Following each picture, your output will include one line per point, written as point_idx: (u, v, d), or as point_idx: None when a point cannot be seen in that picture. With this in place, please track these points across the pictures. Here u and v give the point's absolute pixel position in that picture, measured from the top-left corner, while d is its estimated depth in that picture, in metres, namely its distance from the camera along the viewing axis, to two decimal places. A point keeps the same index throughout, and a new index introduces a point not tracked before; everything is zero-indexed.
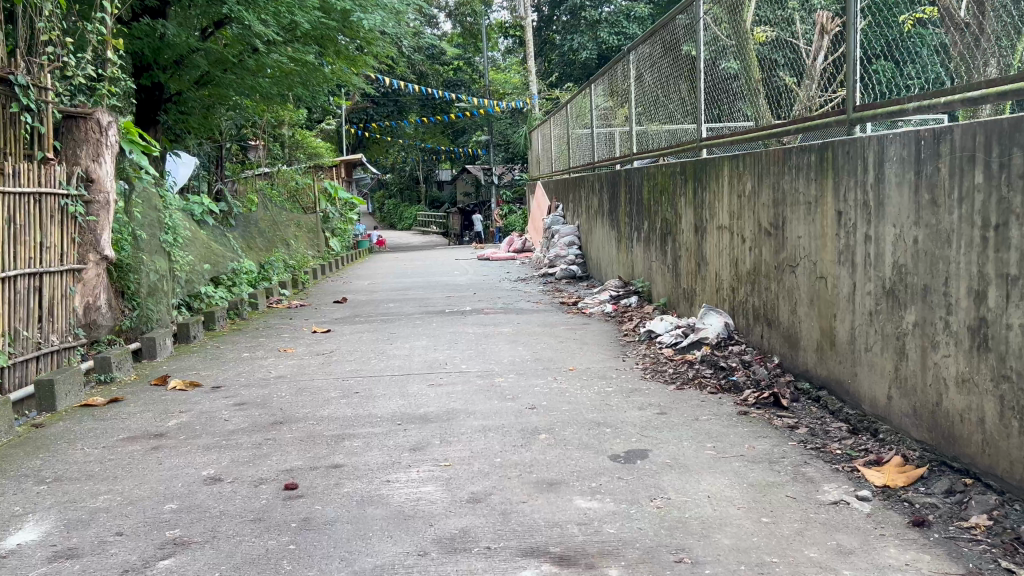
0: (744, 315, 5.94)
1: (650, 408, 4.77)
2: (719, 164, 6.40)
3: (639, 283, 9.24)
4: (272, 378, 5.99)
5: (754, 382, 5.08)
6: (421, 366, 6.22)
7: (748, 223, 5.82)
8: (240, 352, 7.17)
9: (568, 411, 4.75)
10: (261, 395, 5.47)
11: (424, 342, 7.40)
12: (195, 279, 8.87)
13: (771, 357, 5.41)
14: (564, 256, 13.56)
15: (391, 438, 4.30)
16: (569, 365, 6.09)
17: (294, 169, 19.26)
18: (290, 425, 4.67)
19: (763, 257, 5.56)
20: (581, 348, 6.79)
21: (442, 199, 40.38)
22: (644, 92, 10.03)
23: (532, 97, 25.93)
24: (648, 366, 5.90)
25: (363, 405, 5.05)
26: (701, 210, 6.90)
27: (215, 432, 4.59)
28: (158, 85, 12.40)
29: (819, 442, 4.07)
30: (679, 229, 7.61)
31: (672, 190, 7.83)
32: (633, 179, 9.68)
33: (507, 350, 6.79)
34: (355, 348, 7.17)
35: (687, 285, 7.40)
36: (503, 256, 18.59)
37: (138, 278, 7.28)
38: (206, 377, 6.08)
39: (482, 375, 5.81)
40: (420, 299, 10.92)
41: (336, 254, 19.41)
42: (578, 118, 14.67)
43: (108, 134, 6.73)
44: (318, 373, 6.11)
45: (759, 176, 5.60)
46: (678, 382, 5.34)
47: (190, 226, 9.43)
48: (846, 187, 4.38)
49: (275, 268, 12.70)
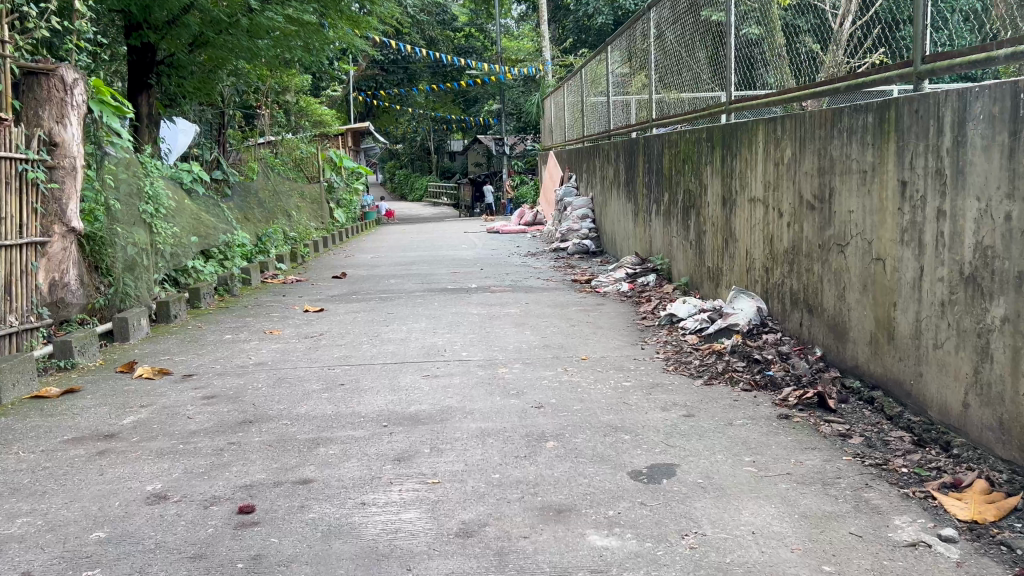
0: (779, 299, 5.28)
1: (675, 409, 4.13)
2: (752, 128, 5.70)
3: (657, 259, 8.57)
4: (250, 366, 5.38)
5: (794, 380, 4.43)
6: (417, 354, 5.60)
7: (787, 195, 5.13)
8: (221, 334, 6.56)
9: (580, 411, 4.12)
10: (235, 386, 4.86)
11: (424, 323, 6.77)
12: (182, 252, 8.25)
13: (812, 349, 4.77)
14: (576, 230, 12.88)
15: (373, 445, 3.69)
16: (581, 353, 5.45)
17: (300, 137, 18.60)
18: (260, 425, 4.06)
19: (804, 234, 4.89)
20: (595, 333, 6.15)
21: (454, 170, 39.65)
22: (663, 54, 9.28)
23: (546, 63, 24.98)
24: (670, 356, 5.25)
25: (347, 400, 4.43)
26: (730, 180, 6.21)
27: (173, 433, 3.98)
28: (150, 47, 11.83)
29: (879, 455, 3.43)
30: (704, 201, 6.93)
31: (696, 159, 7.15)
32: (652, 148, 8.96)
33: (513, 336, 6.15)
34: (348, 330, 6.55)
35: (712, 264, 6.73)
36: (514, 229, 17.90)
37: (114, 254, 6.69)
38: (178, 364, 5.46)
39: (484, 365, 5.18)
40: (424, 275, 10.29)
41: (341, 226, 18.79)
42: (593, 85, 13.88)
43: (74, 93, 6.05)
44: (302, 360, 5.49)
45: (800, 140, 4.92)
46: (705, 376, 4.70)
47: (176, 196, 8.82)
48: (913, 153, 3.69)
49: (274, 241, 12.07)
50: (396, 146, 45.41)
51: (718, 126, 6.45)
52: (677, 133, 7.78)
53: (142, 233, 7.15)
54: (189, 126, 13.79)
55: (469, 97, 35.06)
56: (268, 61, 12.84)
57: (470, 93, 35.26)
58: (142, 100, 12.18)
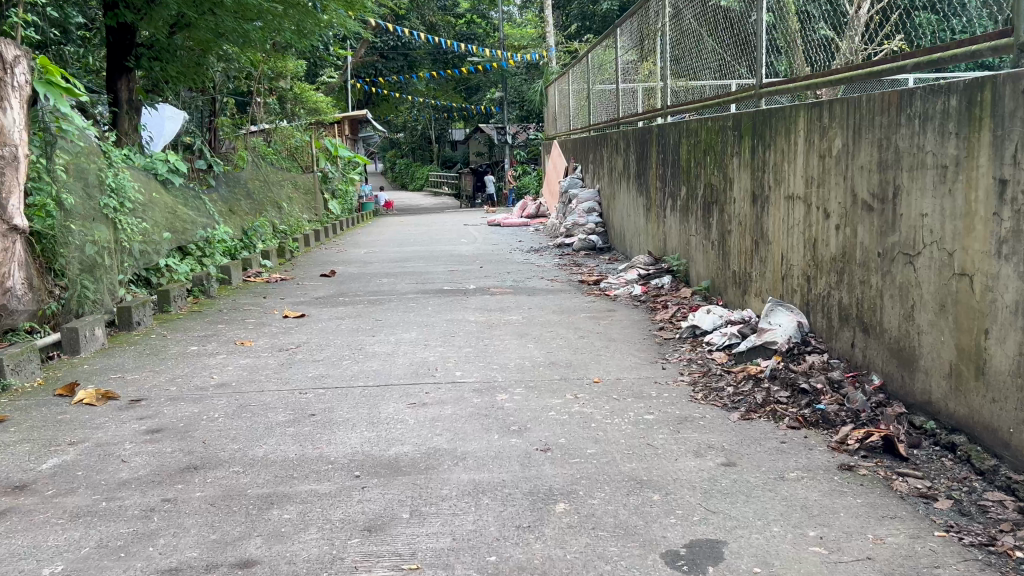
0: (824, 314, 4.54)
1: (711, 455, 3.41)
2: (792, 114, 4.95)
3: (672, 259, 7.83)
4: (210, 388, 4.64)
5: (852, 416, 3.70)
6: (404, 373, 4.86)
7: (836, 192, 4.39)
8: (186, 345, 5.83)
9: (596, 457, 3.39)
10: (187, 416, 4.13)
11: (415, 333, 6.03)
12: (151, 249, 7.52)
13: (868, 377, 4.04)
14: (582, 225, 12.13)
15: (339, 506, 2.96)
16: (593, 375, 4.71)
17: (294, 125, 17.83)
18: (205, 473, 3.33)
19: (858, 240, 4.16)
20: (607, 348, 5.41)
21: (456, 160, 38.86)
22: (676, 37, 8.50)
23: (550, 50, 24.22)
24: (697, 380, 4.52)
25: (314, 438, 3.71)
26: (762, 174, 5.46)
27: (100, 484, 3.25)
28: (128, 28, 11.14)
29: (980, 528, 2.69)
30: (729, 197, 6.19)
31: (719, 151, 6.40)
32: (666, 138, 8.19)
33: (515, 350, 5.41)
34: (329, 341, 5.82)
35: (738, 268, 5.99)
36: (516, 222, 17.15)
37: (68, 253, 5.99)
38: (129, 386, 4.71)
39: (480, 389, 4.44)
40: (419, 274, 9.55)
41: (336, 218, 18.05)
42: (600, 71, 13.06)
43: (15, 72, 5.33)
44: (271, 381, 4.75)
45: (854, 128, 4.19)
46: (742, 409, 3.96)
47: (147, 188, 8.11)
48: (1016, 143, 2.94)
49: (261, 235, 11.33)
50: (397, 134, 44.56)
51: (748, 113, 5.69)
52: (696, 121, 7.01)
53: (103, 230, 6.46)
54: (176, 113, 13.29)
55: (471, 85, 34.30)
56: (257, 45, 12.02)
57: (472, 80, 34.41)
58: (120, 84, 11.46)
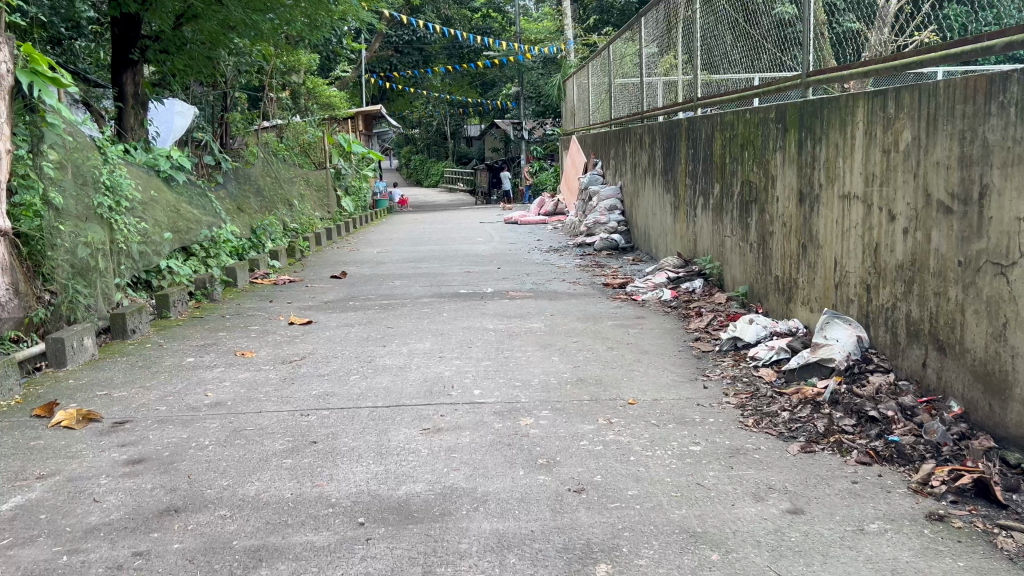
0: (889, 329, 4.05)
1: (775, 501, 2.93)
2: (849, 104, 4.45)
3: (704, 261, 7.34)
4: (203, 408, 4.20)
5: (932, 451, 3.21)
6: (417, 391, 4.39)
7: (904, 190, 3.89)
8: (182, 356, 5.39)
9: (639, 502, 2.92)
10: (174, 444, 3.68)
11: (430, 343, 5.57)
12: (149, 250, 7.09)
13: (945, 402, 3.55)
14: (604, 224, 11.66)
15: (339, 566, 2.51)
16: (626, 395, 4.24)
17: (307, 120, 17.39)
18: (187, 518, 2.88)
19: (932, 246, 3.65)
20: (640, 362, 4.93)
21: (472, 155, 38.38)
22: (709, 26, 7.99)
23: (568, 42, 23.69)
24: (745, 402, 4.03)
25: (315, 473, 3.26)
26: (811, 171, 4.96)
27: (65, 531, 2.81)
28: (133, 19, 10.71)
29: None
30: (771, 195, 5.69)
31: (759, 146, 5.90)
32: (696, 132, 7.69)
33: (539, 364, 4.94)
34: (337, 352, 5.37)
35: (782, 274, 5.49)
36: (534, 219, 16.67)
37: (57, 257, 5.55)
38: (115, 405, 4.27)
39: (501, 412, 3.97)
40: (434, 275, 9.09)
41: (350, 216, 17.62)
42: (622, 63, 12.55)
43: None
44: (271, 400, 4.30)
45: (928, 119, 3.68)
46: (802, 441, 3.47)
47: (147, 186, 7.66)
48: None
49: (270, 234, 10.92)
50: (413, 130, 44.13)
51: (795, 104, 5.19)
52: (732, 113, 6.51)
53: (96, 230, 6.04)
54: (186, 109, 13.00)
55: (488, 80, 33.86)
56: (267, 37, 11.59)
57: (489, 75, 33.87)
58: (126, 78, 11.05)
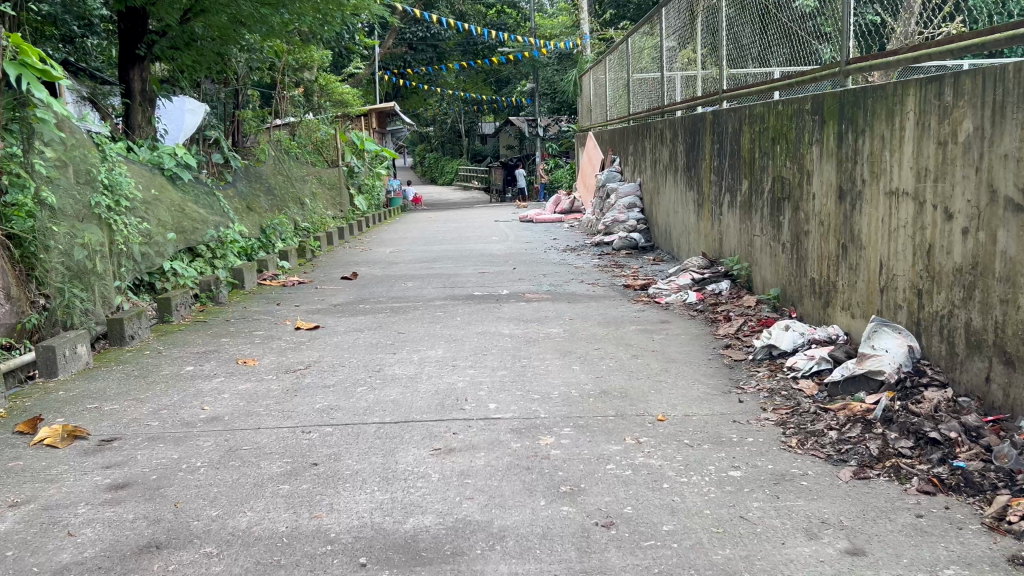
0: (945, 338, 3.69)
1: (832, 539, 2.58)
2: (899, 93, 4.09)
3: (730, 261, 6.98)
4: (198, 424, 3.89)
5: (1004, 478, 2.85)
6: (428, 405, 4.06)
7: (964, 186, 3.54)
8: (182, 364, 5.10)
9: (677, 541, 2.58)
10: (163, 465, 3.37)
11: (442, 351, 5.25)
12: (149, 251, 6.80)
13: (1014, 422, 3.18)
14: (623, 221, 11.31)
15: None
16: (655, 410, 3.90)
17: (320, 118, 17.13)
18: (170, 556, 2.57)
19: (998, 246, 3.29)
20: (668, 372, 4.59)
21: (486, 153, 38.05)
22: (733, 15, 7.63)
23: (584, 37, 23.31)
24: (786, 420, 3.68)
25: (315, 501, 2.94)
26: (854, 166, 4.61)
27: (33, 571, 2.51)
28: (139, 14, 10.43)
29: None
30: (807, 191, 5.33)
31: (793, 139, 5.55)
32: (722, 125, 7.32)
33: (559, 374, 4.61)
34: (344, 360, 5.06)
35: (820, 276, 5.13)
36: (550, 217, 16.32)
37: (50, 259, 5.27)
38: (104, 420, 3.97)
39: (519, 429, 3.64)
40: (447, 276, 8.78)
41: (363, 214, 17.33)
42: (639, 57, 12.19)
43: None
44: (271, 414, 4.00)
45: (994, 107, 3.33)
46: (855, 466, 3.12)
47: (151, 184, 7.35)
48: None
49: (281, 233, 10.64)
50: (427, 127, 43.90)
51: (835, 94, 4.84)
52: (762, 105, 6.15)
53: (94, 231, 5.76)
54: (197, 108, 12.73)
55: (502, 76, 33.53)
56: (278, 33, 11.33)
57: (503, 71, 33.53)
58: (133, 74, 10.80)
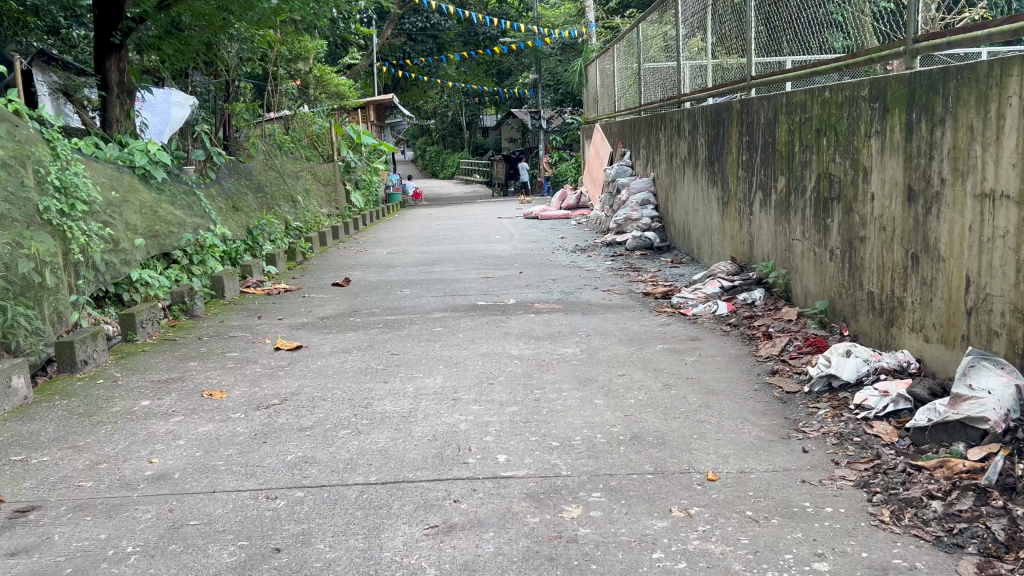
0: None
1: None
2: (997, 71, 3.34)
3: (763, 267, 6.23)
4: (141, 485, 3.16)
5: None
6: (423, 457, 3.33)
7: None
8: (136, 398, 4.35)
9: None
10: (84, 549, 2.65)
11: (441, 379, 4.52)
12: (112, 260, 6.02)
13: None
14: (635, 219, 10.57)
15: None
16: (703, 465, 3.16)
17: (316, 110, 16.37)
18: None
19: None
20: (710, 408, 3.85)
21: (488, 146, 37.19)
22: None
23: (590, 26, 22.55)
24: (869, 481, 2.94)
25: None
26: (931, 160, 3.86)
27: None
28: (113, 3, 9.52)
29: None
30: (864, 189, 4.57)
31: (845, 130, 4.81)
32: (752, 115, 6.57)
33: (580, 410, 3.88)
34: (326, 393, 4.32)
35: (881, 288, 4.39)
36: (556, 213, 15.57)
37: None
38: (26, 481, 3.22)
39: (536, 496, 2.91)
40: (448, 282, 8.04)
41: (360, 211, 16.57)
42: (650, 44, 11.40)
43: None
44: (231, 471, 3.26)
45: None
46: (980, 559, 2.38)
47: (117, 184, 6.58)
48: None
49: (269, 233, 9.89)
50: (428, 121, 43.08)
51: (902, 77, 4.11)
52: (804, 91, 5.42)
53: (44, 240, 5.01)
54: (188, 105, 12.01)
55: (504, 67, 32.73)
56: (266, 22, 10.57)
57: (505, 62, 32.71)
58: (110, 64, 9.98)
